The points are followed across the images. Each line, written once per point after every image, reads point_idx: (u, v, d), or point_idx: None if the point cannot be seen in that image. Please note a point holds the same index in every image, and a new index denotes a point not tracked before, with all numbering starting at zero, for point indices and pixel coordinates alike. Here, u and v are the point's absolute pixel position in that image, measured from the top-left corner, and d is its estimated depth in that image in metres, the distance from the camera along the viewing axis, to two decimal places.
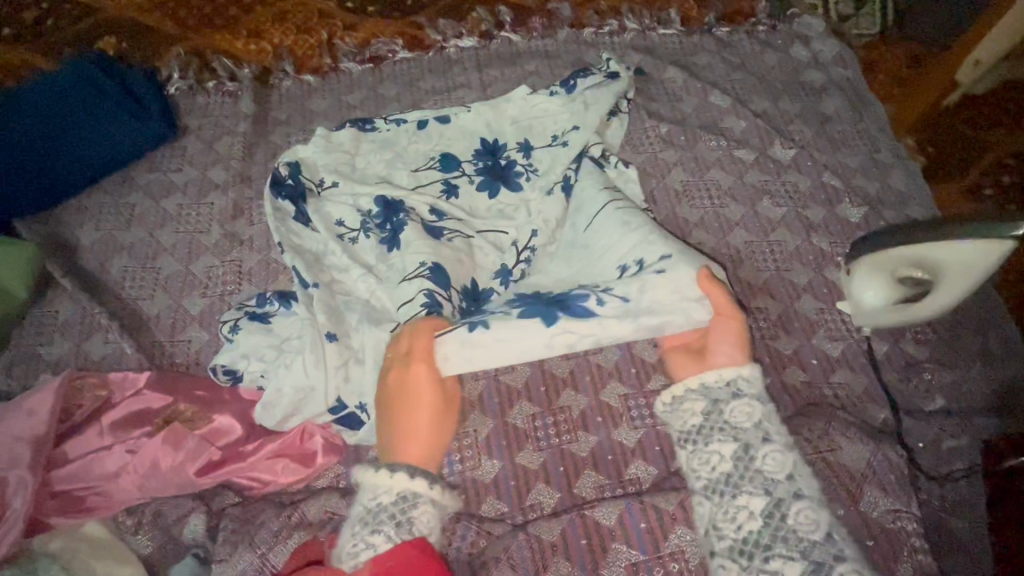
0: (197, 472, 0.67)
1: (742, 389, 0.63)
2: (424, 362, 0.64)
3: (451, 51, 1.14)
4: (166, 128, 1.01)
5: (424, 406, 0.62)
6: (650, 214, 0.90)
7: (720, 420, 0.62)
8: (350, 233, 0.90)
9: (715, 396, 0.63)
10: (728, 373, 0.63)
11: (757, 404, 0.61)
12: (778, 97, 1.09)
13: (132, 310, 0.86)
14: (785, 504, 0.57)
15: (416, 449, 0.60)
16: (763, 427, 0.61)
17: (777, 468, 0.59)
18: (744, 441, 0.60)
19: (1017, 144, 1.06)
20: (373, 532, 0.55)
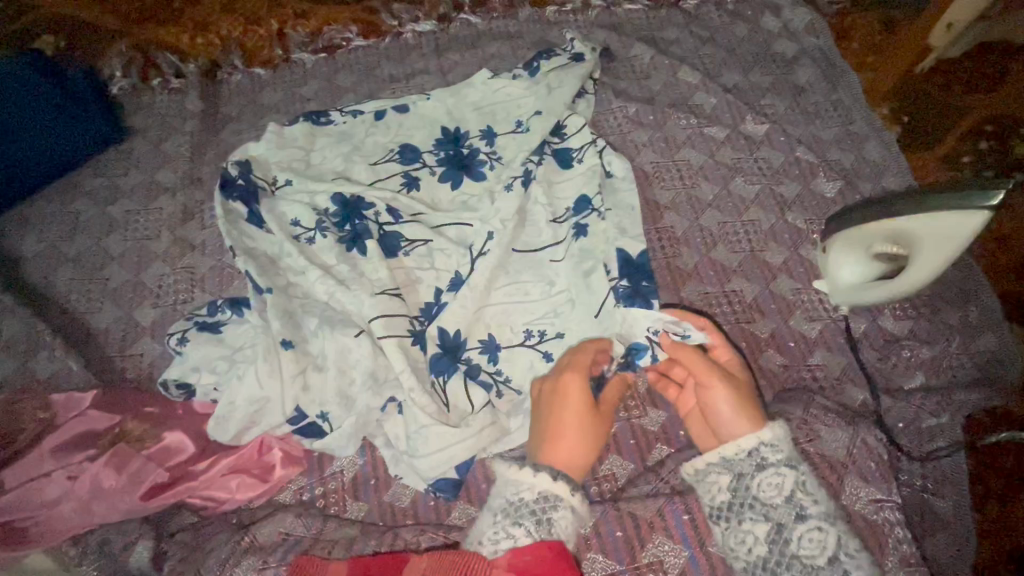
0: (143, 495, 0.64)
1: (767, 459, 0.55)
2: (580, 373, 0.70)
3: (408, 37, 1.09)
4: (110, 132, 0.96)
5: (579, 419, 0.68)
6: (615, 211, 0.87)
7: (748, 496, 0.54)
8: (306, 233, 0.85)
9: (738, 470, 0.55)
10: (747, 442, 0.55)
11: (789, 475, 0.53)
12: (749, 70, 1.05)
13: (79, 325, 0.82)
14: (786, 530, 0.52)
15: (575, 459, 0.66)
16: (797, 500, 0.53)
17: (774, 491, 0.53)
18: (776, 520, 0.53)
19: (994, 108, 1.03)
20: (515, 524, 0.58)
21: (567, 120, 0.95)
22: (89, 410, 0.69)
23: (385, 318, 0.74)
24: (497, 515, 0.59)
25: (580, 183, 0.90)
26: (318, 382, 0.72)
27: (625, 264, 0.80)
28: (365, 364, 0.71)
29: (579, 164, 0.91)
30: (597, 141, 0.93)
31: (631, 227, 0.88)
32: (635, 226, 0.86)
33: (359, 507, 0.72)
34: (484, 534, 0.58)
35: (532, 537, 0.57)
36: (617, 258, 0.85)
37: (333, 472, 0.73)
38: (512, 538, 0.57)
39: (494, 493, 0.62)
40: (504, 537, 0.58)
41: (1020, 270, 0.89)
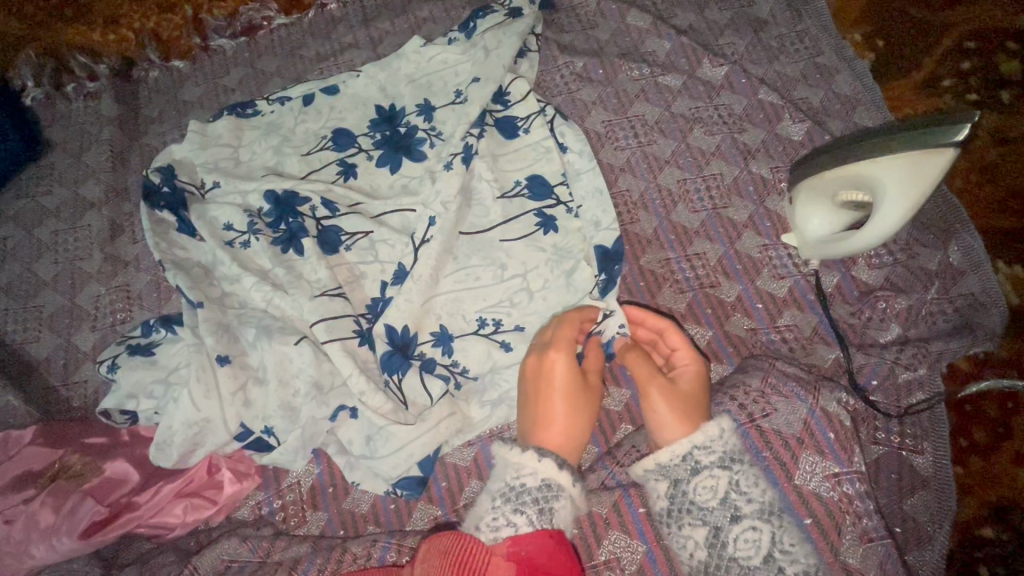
0: (82, 534, 0.61)
1: (702, 461, 0.52)
2: (561, 348, 0.62)
3: (334, 9, 1.01)
4: (26, 147, 0.91)
5: (561, 392, 0.60)
6: (574, 188, 0.81)
7: (685, 500, 0.52)
8: (239, 237, 0.78)
9: (674, 476, 0.53)
10: (681, 447, 0.53)
11: (722, 475, 0.51)
12: (705, 6, 0.97)
13: (17, 357, 0.79)
14: (724, 532, 0.50)
15: (572, 444, 0.59)
16: (732, 501, 0.50)
17: (709, 495, 0.51)
18: (713, 523, 0.50)
19: (978, 21, 0.93)
20: (515, 511, 0.53)
21: (511, 86, 0.87)
22: (29, 446, 0.67)
23: (327, 321, 0.69)
24: (497, 500, 0.54)
25: (526, 155, 0.83)
26: (260, 396, 0.68)
27: (604, 259, 0.77)
28: (307, 372, 0.67)
29: (524, 133, 0.84)
30: (544, 106, 0.86)
31: (586, 194, 0.81)
32: (591, 202, 0.80)
33: (318, 518, 0.70)
34: (483, 520, 0.54)
35: (532, 526, 0.52)
36: (570, 233, 0.78)
37: (290, 484, 0.72)
38: (513, 525, 0.53)
39: (493, 477, 0.57)
40: (503, 524, 0.53)
41: (1004, 201, 0.83)
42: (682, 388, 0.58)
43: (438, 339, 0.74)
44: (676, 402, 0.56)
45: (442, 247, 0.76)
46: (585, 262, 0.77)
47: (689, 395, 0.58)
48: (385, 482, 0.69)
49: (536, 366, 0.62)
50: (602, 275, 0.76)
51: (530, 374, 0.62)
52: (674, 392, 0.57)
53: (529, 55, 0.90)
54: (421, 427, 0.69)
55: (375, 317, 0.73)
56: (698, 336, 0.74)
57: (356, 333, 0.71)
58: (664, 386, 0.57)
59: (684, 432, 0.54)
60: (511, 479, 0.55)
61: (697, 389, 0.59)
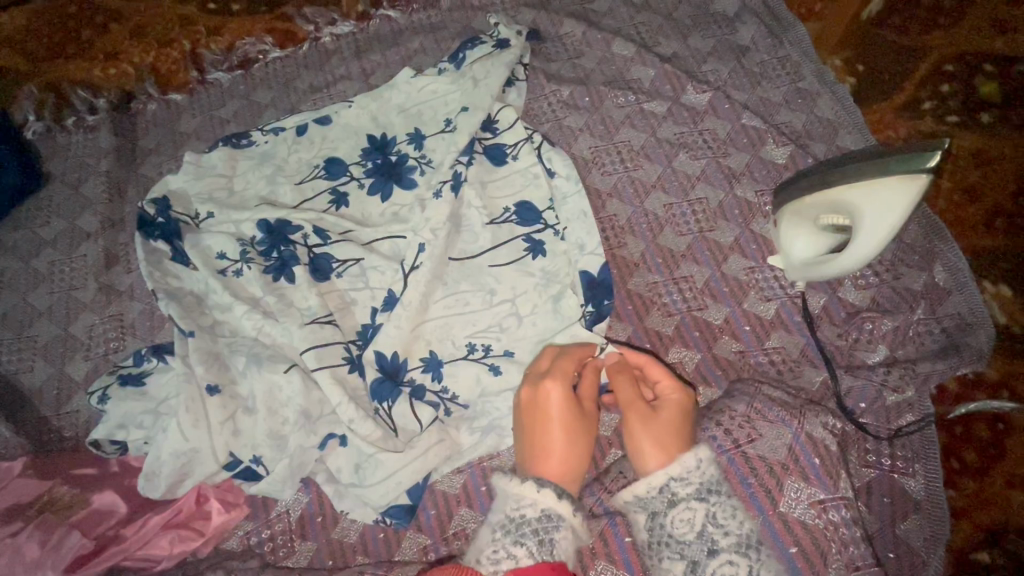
0: (68, 567, 0.61)
1: (679, 494, 0.52)
2: (553, 378, 0.62)
3: (327, 42, 1.04)
4: (24, 178, 0.93)
5: (556, 422, 0.60)
6: (558, 213, 0.82)
7: (663, 533, 0.52)
8: (232, 266, 0.79)
9: (652, 508, 0.52)
10: (656, 480, 0.53)
11: (699, 507, 0.51)
12: (688, 34, 0.99)
13: (11, 387, 0.80)
14: (700, 567, 0.49)
15: (571, 470, 0.58)
16: (710, 535, 0.50)
17: (687, 528, 0.51)
18: (691, 558, 0.50)
19: (957, 43, 0.93)
20: (515, 543, 0.52)
21: (500, 114, 0.88)
22: (18, 479, 0.67)
23: (316, 349, 0.70)
24: (497, 532, 0.54)
25: (514, 182, 0.85)
26: (250, 425, 0.68)
27: (591, 287, 0.77)
28: (296, 401, 0.67)
29: (512, 160, 0.86)
30: (533, 134, 0.88)
31: (572, 219, 0.82)
32: (576, 225, 0.81)
33: (307, 548, 0.70)
34: (483, 553, 0.53)
35: (533, 559, 0.52)
36: (558, 259, 0.79)
37: (278, 513, 0.71)
38: (513, 558, 0.52)
39: (494, 509, 0.56)
40: (503, 556, 0.52)
41: (988, 220, 0.84)
42: (661, 416, 0.58)
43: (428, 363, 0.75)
44: (653, 430, 0.56)
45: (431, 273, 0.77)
46: (570, 287, 0.77)
47: (670, 426, 0.57)
48: (374, 511, 0.68)
49: (529, 395, 0.62)
50: (591, 305, 0.77)
51: (524, 403, 0.62)
52: (657, 428, 0.57)
53: (517, 84, 0.92)
54: (410, 454, 0.68)
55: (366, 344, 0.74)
56: (687, 360, 0.75)
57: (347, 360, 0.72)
58: (643, 421, 0.57)
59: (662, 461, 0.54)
60: (511, 510, 0.54)
61: (678, 420, 0.58)
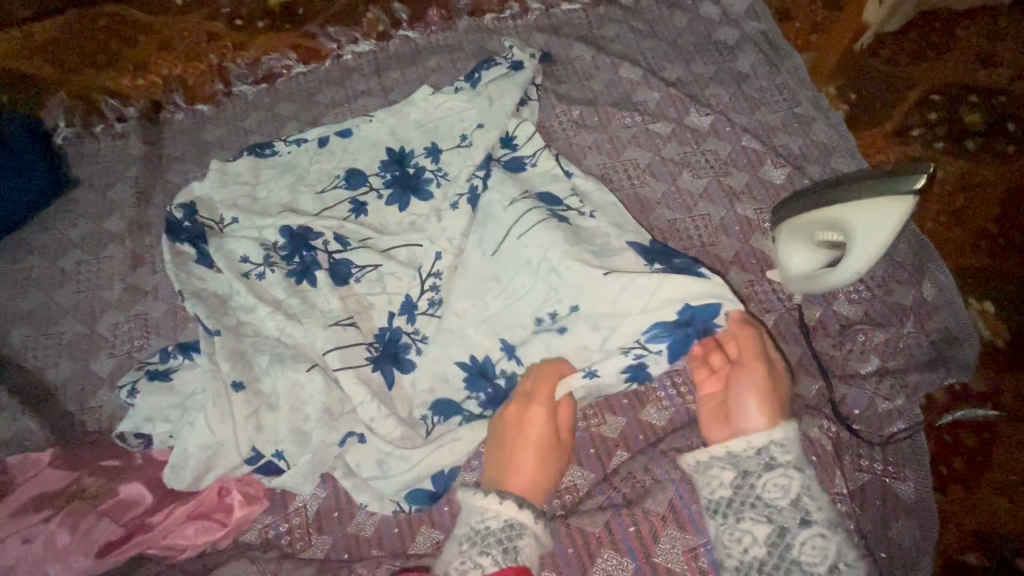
0: (99, 553, 0.64)
1: (777, 460, 0.55)
2: (538, 401, 0.65)
3: (348, 58, 1.09)
4: (54, 181, 0.96)
5: (533, 442, 0.64)
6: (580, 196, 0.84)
7: (750, 494, 0.55)
8: (255, 269, 0.83)
9: (744, 467, 0.56)
10: (760, 440, 0.56)
11: (796, 476, 0.54)
12: (691, 60, 1.05)
13: (36, 382, 0.82)
14: (789, 534, 0.53)
15: (537, 488, 0.62)
16: (803, 506, 0.54)
17: (779, 495, 0.54)
18: (779, 523, 0.53)
19: (942, 79, 1.02)
20: (481, 553, 0.56)
21: (517, 130, 0.93)
22: (47, 469, 0.70)
23: (340, 350, 0.73)
24: (463, 544, 0.57)
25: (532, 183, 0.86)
26: (272, 421, 0.71)
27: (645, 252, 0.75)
28: (319, 399, 0.70)
29: (530, 168, 0.88)
30: (551, 145, 0.91)
31: (598, 205, 0.83)
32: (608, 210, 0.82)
33: (323, 541, 0.72)
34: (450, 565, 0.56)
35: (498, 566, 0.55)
36: (586, 232, 0.78)
37: (296, 507, 0.73)
38: (479, 567, 0.55)
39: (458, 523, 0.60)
40: (471, 567, 0.55)
41: (973, 241, 0.89)
42: (774, 387, 0.60)
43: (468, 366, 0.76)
44: (764, 396, 0.59)
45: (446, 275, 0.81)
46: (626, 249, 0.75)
47: (779, 398, 0.60)
48: (392, 502, 0.71)
49: (511, 413, 0.66)
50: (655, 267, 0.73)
51: (506, 419, 0.66)
52: (769, 397, 0.59)
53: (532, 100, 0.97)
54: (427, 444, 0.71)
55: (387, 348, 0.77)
56: None
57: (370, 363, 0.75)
58: (758, 388, 0.60)
59: (769, 421, 0.58)
60: (476, 523, 0.58)
61: (783, 394, 0.61)
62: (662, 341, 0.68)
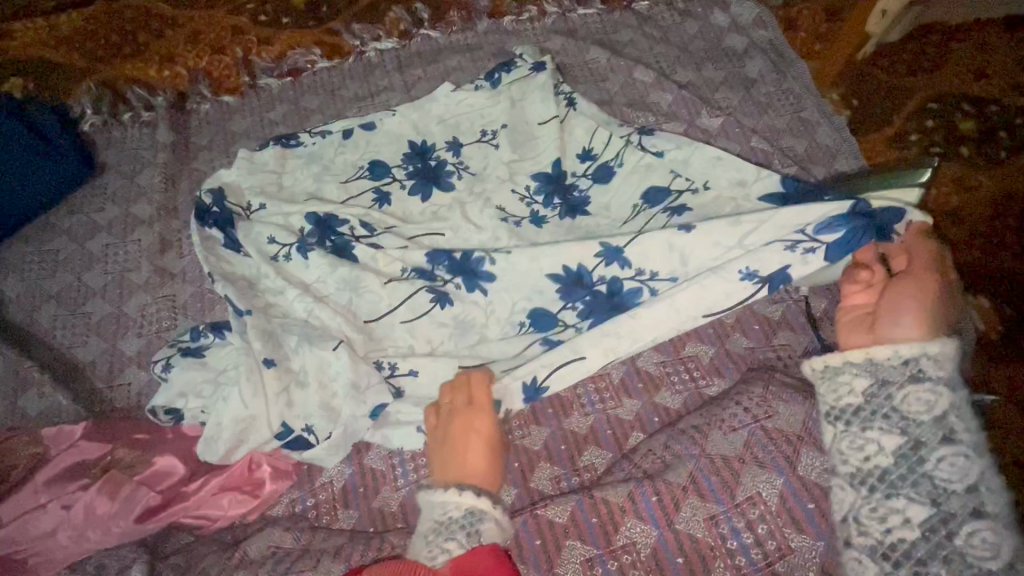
0: (137, 518, 0.66)
1: (926, 373, 0.51)
2: (479, 403, 0.66)
3: (371, 55, 1.12)
4: (83, 167, 0.99)
5: (483, 439, 0.63)
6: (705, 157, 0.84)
7: (886, 405, 0.51)
8: (282, 251, 0.85)
9: (882, 376, 0.52)
10: (910, 351, 0.51)
11: (946, 393, 0.49)
12: (702, 65, 1.10)
13: (65, 360, 0.84)
14: (925, 449, 0.49)
15: (490, 480, 0.62)
16: (948, 423, 0.49)
17: (922, 408, 0.50)
18: (915, 437, 0.49)
19: (937, 88, 1.08)
20: (446, 539, 0.56)
21: (592, 141, 0.92)
22: (81, 440, 0.72)
23: (407, 302, 0.80)
24: (429, 535, 0.57)
25: (626, 188, 0.86)
26: (302, 398, 0.73)
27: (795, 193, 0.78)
28: (345, 375, 0.72)
29: (618, 170, 0.88)
30: (629, 138, 0.90)
31: (706, 174, 0.83)
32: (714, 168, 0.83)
33: (349, 515, 0.73)
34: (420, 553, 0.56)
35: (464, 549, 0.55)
36: (708, 205, 0.80)
37: (322, 483, 0.75)
38: (447, 552, 0.55)
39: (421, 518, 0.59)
40: (438, 553, 0.55)
41: (968, 240, 0.94)
42: (940, 305, 0.55)
43: (563, 277, 0.78)
44: (926, 307, 0.54)
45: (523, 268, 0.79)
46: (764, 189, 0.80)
47: (942, 317, 0.55)
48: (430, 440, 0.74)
49: (453, 415, 0.65)
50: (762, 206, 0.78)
51: (450, 423, 0.65)
52: (932, 310, 0.54)
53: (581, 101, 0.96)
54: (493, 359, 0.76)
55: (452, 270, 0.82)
56: (701, 355, 0.81)
57: (429, 293, 0.80)
58: (920, 298, 0.55)
59: (924, 333, 0.53)
60: (439, 514, 0.58)
61: (947, 317, 0.56)
62: (836, 231, 0.67)
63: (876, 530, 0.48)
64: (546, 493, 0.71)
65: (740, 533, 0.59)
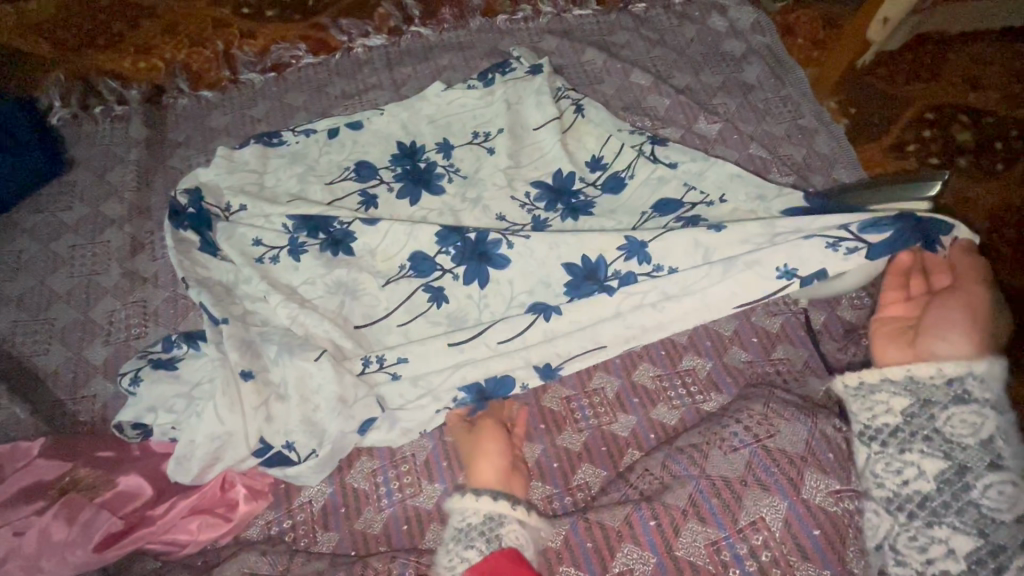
0: (97, 546, 0.61)
1: (972, 394, 0.51)
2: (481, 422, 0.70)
3: (359, 52, 1.08)
4: (48, 164, 0.93)
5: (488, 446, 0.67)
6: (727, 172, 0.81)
7: (927, 426, 0.52)
8: (268, 253, 0.81)
9: (924, 396, 0.53)
10: (955, 370, 0.52)
11: (992, 416, 0.50)
12: (699, 70, 1.07)
13: (25, 370, 0.78)
14: (970, 475, 0.49)
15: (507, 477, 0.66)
16: (994, 447, 0.49)
17: (966, 431, 0.50)
18: (959, 461, 0.50)
19: (934, 98, 1.07)
20: (466, 547, 0.58)
21: (603, 148, 0.89)
22: (40, 459, 0.66)
23: (405, 305, 0.77)
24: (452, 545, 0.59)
25: (636, 198, 0.83)
26: (282, 411, 0.69)
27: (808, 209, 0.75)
28: (329, 388, 0.67)
29: (629, 181, 0.85)
30: (641, 148, 0.87)
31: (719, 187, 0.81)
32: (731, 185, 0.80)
33: (329, 538, 0.68)
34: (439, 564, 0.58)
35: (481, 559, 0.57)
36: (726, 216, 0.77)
37: (301, 503, 0.71)
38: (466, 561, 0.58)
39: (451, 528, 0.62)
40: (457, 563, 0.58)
41: None
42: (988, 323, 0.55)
43: (576, 268, 0.74)
44: (969, 327, 0.54)
45: (539, 258, 0.75)
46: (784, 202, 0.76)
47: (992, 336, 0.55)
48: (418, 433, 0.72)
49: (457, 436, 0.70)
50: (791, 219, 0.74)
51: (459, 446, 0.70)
52: (980, 329, 0.54)
53: (590, 109, 0.93)
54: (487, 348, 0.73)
55: (459, 258, 0.77)
56: (699, 368, 0.78)
57: (427, 291, 0.77)
58: (962, 317, 0.55)
59: (973, 351, 0.53)
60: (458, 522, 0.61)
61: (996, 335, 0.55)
62: (881, 231, 0.65)
63: (915, 559, 0.49)
64: (538, 513, 0.68)
65: (742, 560, 0.56)
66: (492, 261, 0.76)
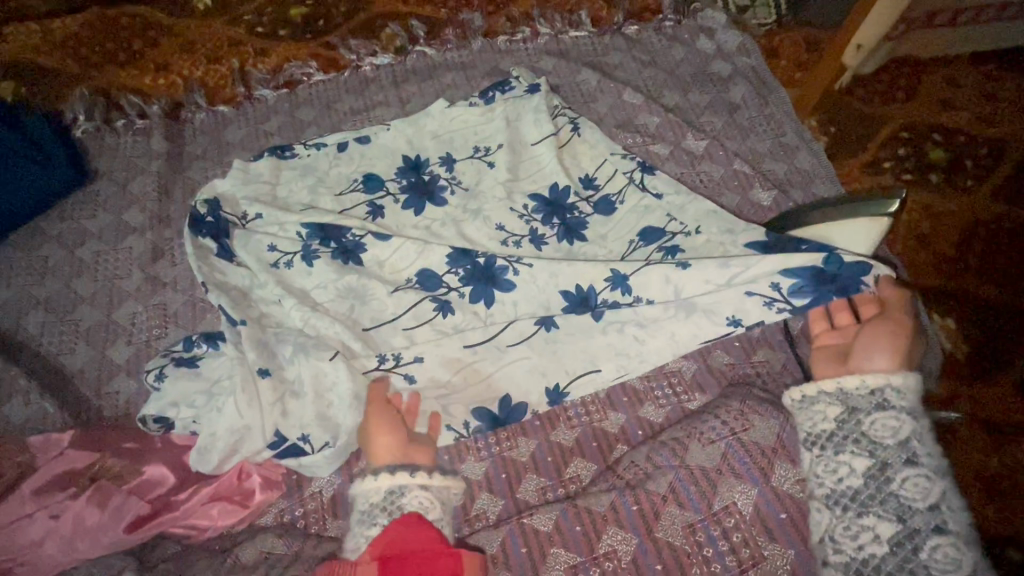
0: (128, 528, 0.66)
1: (891, 402, 0.60)
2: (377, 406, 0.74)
3: (367, 70, 1.15)
4: (75, 173, 0.99)
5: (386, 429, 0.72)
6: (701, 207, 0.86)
7: (855, 430, 0.60)
8: (283, 258, 0.86)
9: (853, 404, 0.61)
10: (875, 381, 0.61)
11: (908, 420, 0.58)
12: (688, 89, 1.14)
13: (53, 368, 0.84)
14: (891, 470, 0.57)
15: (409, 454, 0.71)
16: (911, 447, 0.57)
17: (887, 433, 0.58)
18: (880, 458, 0.58)
19: (909, 117, 1.13)
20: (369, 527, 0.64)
21: (596, 170, 0.95)
22: (71, 449, 0.72)
23: (412, 310, 0.82)
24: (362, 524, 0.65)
25: (627, 221, 0.88)
26: (297, 408, 0.74)
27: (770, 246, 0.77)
28: (342, 385, 0.73)
29: (620, 206, 0.90)
30: (632, 174, 0.92)
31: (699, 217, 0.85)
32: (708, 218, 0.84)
33: (339, 525, 0.74)
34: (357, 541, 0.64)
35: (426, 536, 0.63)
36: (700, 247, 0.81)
37: (312, 492, 0.76)
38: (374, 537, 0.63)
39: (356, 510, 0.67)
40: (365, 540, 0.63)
41: (936, 264, 0.98)
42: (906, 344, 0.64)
43: (572, 295, 0.80)
44: (889, 348, 0.64)
45: (541, 286, 0.81)
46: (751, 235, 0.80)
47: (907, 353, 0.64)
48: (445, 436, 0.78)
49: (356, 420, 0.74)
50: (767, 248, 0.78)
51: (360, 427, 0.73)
52: (897, 348, 0.64)
53: (585, 127, 0.98)
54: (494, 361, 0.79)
55: (467, 278, 0.83)
56: (683, 369, 0.83)
57: (433, 301, 0.82)
58: (885, 339, 0.64)
59: (889, 368, 0.62)
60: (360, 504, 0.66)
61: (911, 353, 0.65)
62: (804, 296, 0.72)
63: (849, 546, 0.56)
64: (532, 503, 0.74)
65: (716, 541, 0.62)
66: (499, 283, 0.82)
